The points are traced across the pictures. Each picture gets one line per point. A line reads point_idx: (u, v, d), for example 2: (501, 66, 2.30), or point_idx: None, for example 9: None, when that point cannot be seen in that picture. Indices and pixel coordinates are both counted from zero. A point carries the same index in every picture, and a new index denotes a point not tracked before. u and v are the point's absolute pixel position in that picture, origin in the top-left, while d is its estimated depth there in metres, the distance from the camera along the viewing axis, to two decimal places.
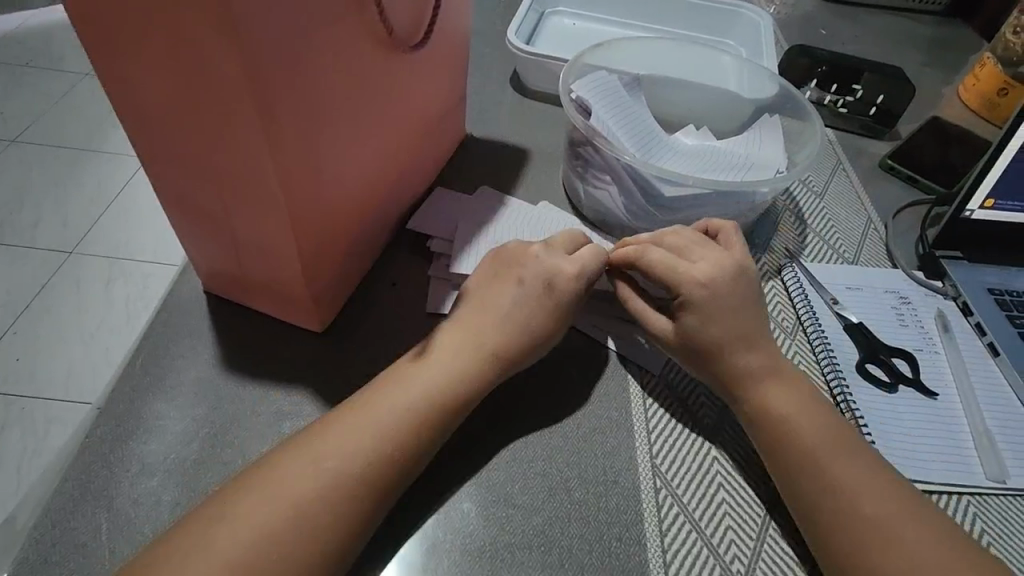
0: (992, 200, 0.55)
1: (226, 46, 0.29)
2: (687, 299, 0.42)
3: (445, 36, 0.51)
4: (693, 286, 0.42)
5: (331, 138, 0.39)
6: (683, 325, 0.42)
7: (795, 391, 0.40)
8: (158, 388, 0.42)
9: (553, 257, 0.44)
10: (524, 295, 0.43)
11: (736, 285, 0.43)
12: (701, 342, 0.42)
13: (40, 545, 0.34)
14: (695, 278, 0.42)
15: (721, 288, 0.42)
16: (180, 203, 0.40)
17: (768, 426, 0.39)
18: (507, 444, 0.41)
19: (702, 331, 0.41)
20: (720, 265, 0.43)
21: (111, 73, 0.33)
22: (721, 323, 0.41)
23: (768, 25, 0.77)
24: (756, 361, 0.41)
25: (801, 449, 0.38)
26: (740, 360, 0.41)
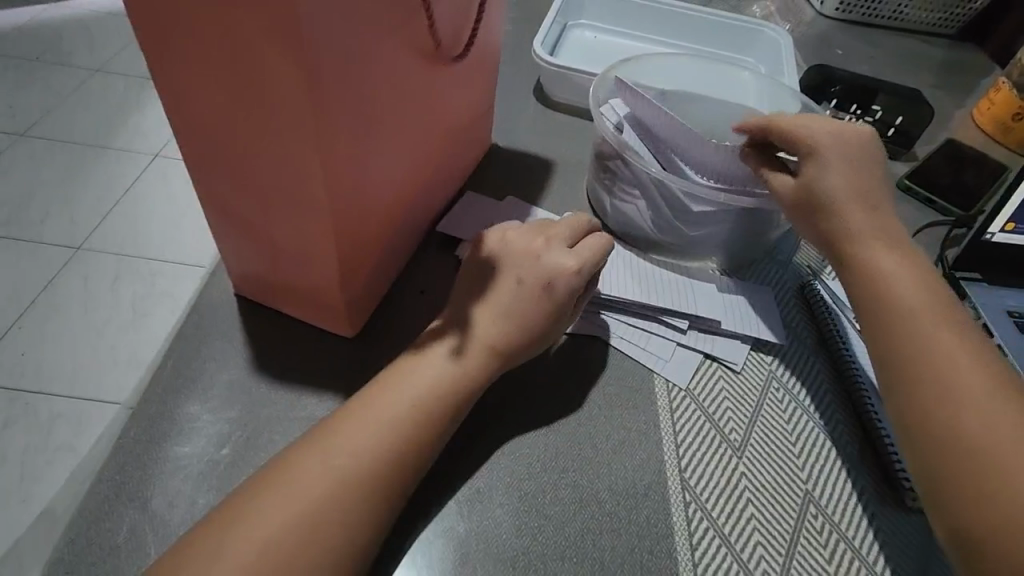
0: (1012, 223, 0.56)
1: (287, 53, 0.29)
2: (813, 147, 0.47)
3: (479, 48, 0.52)
4: (824, 152, 0.47)
5: (374, 144, 0.39)
6: (809, 177, 0.47)
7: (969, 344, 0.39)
8: (190, 389, 0.42)
9: (555, 254, 0.44)
10: (524, 293, 0.43)
11: (867, 170, 0.48)
12: (827, 186, 0.47)
13: (76, 545, 0.34)
14: (828, 131, 0.48)
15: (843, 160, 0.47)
16: (221, 205, 0.41)
17: (911, 363, 0.39)
18: (538, 454, 0.41)
19: (822, 176, 0.47)
20: (841, 143, 0.48)
21: (163, 72, 0.34)
22: (839, 173, 0.47)
23: (788, 44, 0.78)
24: (862, 223, 0.46)
25: (940, 381, 0.37)
26: (854, 224, 0.46)
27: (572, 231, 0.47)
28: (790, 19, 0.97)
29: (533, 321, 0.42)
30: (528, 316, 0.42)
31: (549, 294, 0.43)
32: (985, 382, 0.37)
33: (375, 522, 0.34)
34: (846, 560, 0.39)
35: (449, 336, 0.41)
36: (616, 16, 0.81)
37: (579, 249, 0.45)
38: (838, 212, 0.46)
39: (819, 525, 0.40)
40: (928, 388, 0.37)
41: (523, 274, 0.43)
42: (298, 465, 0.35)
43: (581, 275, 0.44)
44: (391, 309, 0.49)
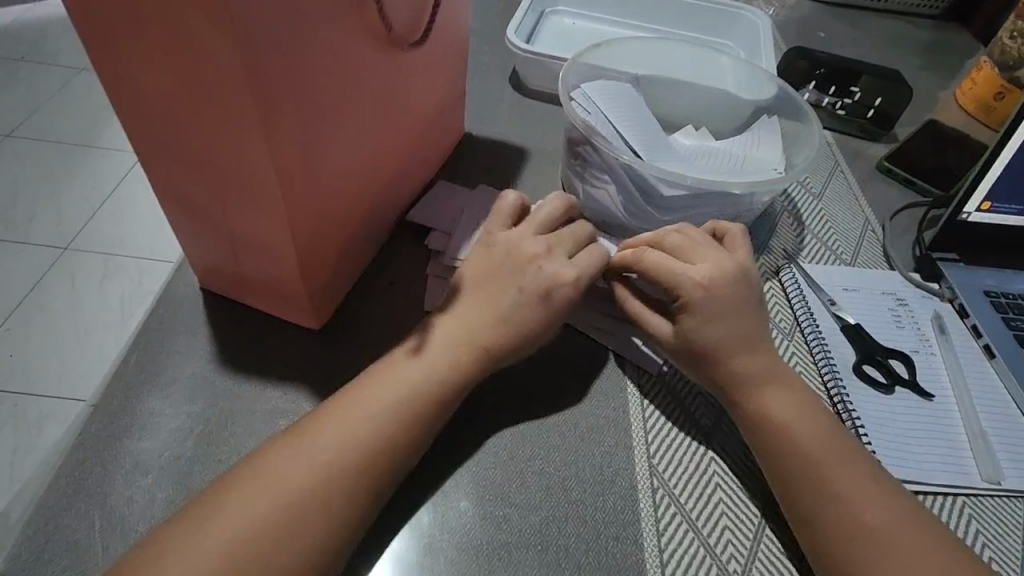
0: (989, 203, 0.55)
1: (228, 47, 0.29)
2: (688, 302, 0.41)
3: (444, 34, 0.51)
4: (694, 286, 0.41)
5: (329, 136, 0.39)
6: (686, 327, 0.41)
7: (794, 399, 0.40)
8: (153, 384, 0.41)
9: (556, 264, 0.43)
10: (520, 302, 0.41)
11: (738, 288, 0.42)
12: (705, 342, 0.41)
13: (34, 542, 0.34)
14: (698, 281, 0.41)
15: (718, 291, 0.41)
16: (178, 201, 0.40)
17: (760, 431, 0.39)
18: (506, 443, 0.41)
19: (703, 332, 0.41)
20: (720, 266, 0.42)
21: (107, 65, 0.33)
22: (722, 322, 0.41)
23: (767, 27, 0.77)
24: (751, 366, 0.41)
25: (786, 437, 0.38)
26: (736, 365, 0.41)
27: (573, 239, 0.45)
28: (773, 1, 0.96)
29: (529, 328, 0.41)
30: (523, 325, 0.41)
31: (549, 301, 0.42)
32: (814, 434, 0.38)
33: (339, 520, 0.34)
34: None
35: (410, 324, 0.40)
36: (594, 1, 0.80)
37: (579, 260, 0.43)
38: (727, 371, 0.41)
39: None
40: (774, 449, 0.38)
41: (524, 278, 0.42)
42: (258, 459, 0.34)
43: (578, 287, 0.42)
44: (359, 301, 0.48)
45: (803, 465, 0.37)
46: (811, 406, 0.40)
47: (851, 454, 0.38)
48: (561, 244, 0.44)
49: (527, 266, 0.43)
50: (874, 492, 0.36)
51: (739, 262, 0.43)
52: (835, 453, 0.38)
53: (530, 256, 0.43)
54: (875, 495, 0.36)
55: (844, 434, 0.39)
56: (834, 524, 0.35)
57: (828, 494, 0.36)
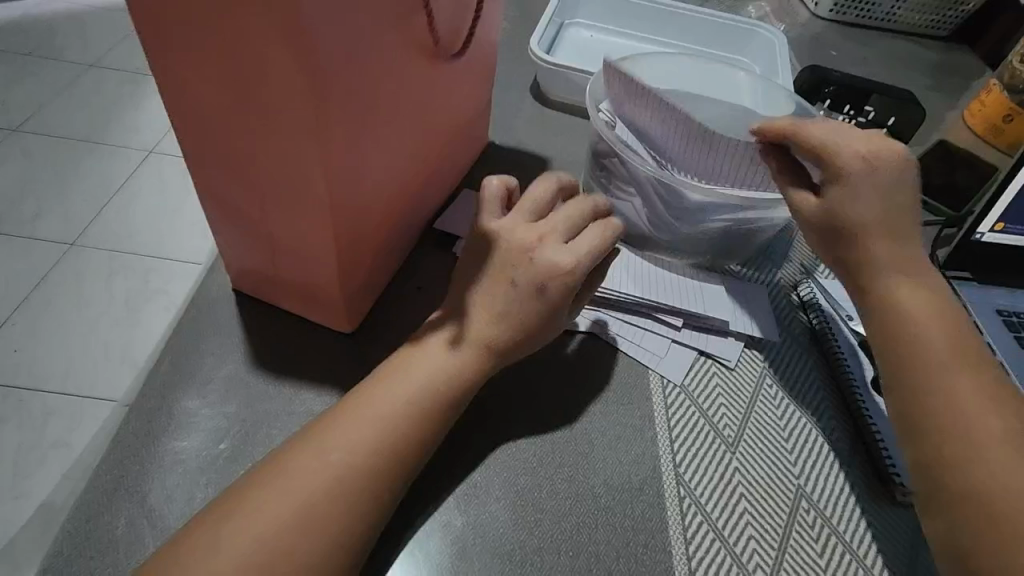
0: (1001, 223, 0.56)
1: (293, 55, 0.30)
2: (836, 172, 0.44)
3: (477, 47, 0.52)
4: (852, 162, 0.44)
5: (373, 144, 0.39)
6: (828, 197, 0.45)
7: (924, 289, 0.42)
8: (189, 384, 0.42)
9: (550, 252, 0.41)
10: (517, 295, 0.40)
11: (897, 192, 0.44)
12: (847, 216, 0.44)
13: (74, 538, 0.34)
14: (858, 150, 0.44)
15: (884, 187, 0.44)
16: (221, 201, 0.41)
17: (893, 327, 0.41)
18: (535, 449, 0.42)
19: (855, 202, 0.44)
20: (886, 162, 0.44)
21: (164, 65, 0.34)
22: (875, 195, 0.44)
23: (782, 44, 0.78)
24: (909, 298, 0.42)
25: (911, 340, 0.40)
26: (875, 247, 0.44)
27: (563, 224, 0.43)
28: (785, 20, 0.98)
29: (530, 321, 0.41)
30: (525, 319, 0.41)
31: (543, 293, 0.40)
32: (947, 337, 0.40)
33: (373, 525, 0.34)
34: (837, 555, 0.39)
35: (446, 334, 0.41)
36: (613, 16, 0.82)
37: (575, 245, 0.42)
38: (863, 247, 0.44)
39: (812, 520, 0.41)
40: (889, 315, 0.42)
41: (516, 272, 0.41)
42: (305, 462, 0.35)
43: (577, 274, 0.41)
44: (389, 306, 0.49)
45: (920, 362, 0.39)
46: (956, 323, 0.41)
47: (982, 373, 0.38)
48: (553, 229, 0.43)
49: (521, 256, 0.41)
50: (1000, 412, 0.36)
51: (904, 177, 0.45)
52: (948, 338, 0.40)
53: (523, 248, 0.42)
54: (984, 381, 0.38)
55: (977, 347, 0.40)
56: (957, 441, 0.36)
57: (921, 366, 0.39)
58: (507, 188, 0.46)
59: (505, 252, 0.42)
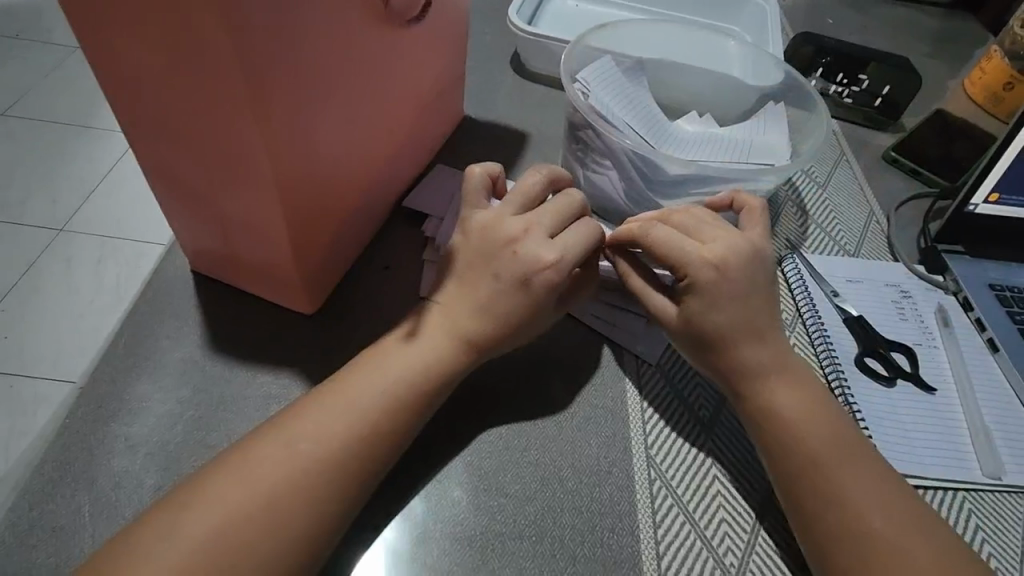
0: (996, 194, 0.54)
1: (217, 21, 0.28)
2: (692, 285, 0.39)
3: (443, 14, 0.50)
4: (703, 268, 0.39)
5: (322, 117, 0.37)
6: (687, 307, 0.40)
7: (801, 390, 0.39)
8: (142, 368, 0.41)
9: (534, 245, 0.40)
10: (501, 289, 0.39)
11: (751, 269, 0.40)
12: (709, 326, 0.39)
13: (18, 527, 0.34)
14: (707, 258, 0.39)
15: (731, 269, 0.39)
16: (167, 178, 0.39)
17: (767, 424, 0.38)
18: (501, 432, 0.40)
19: (711, 318, 0.39)
20: (732, 242, 0.40)
21: (89, 33, 0.31)
22: (728, 309, 0.39)
23: (774, 12, 0.75)
24: (783, 401, 0.38)
25: (798, 450, 0.37)
26: (744, 352, 0.39)
27: (555, 215, 0.41)
28: None
29: (513, 314, 0.39)
30: (507, 310, 0.39)
31: (527, 287, 0.39)
32: (828, 440, 0.37)
33: (331, 519, 0.33)
34: None
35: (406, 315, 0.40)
36: None
37: (561, 239, 0.40)
38: (730, 357, 0.39)
39: None
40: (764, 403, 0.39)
41: (500, 264, 0.39)
42: (254, 449, 0.33)
43: (561, 268, 0.39)
44: (354, 287, 0.47)
45: (810, 462, 0.36)
46: (817, 402, 0.39)
47: (854, 452, 0.37)
48: (540, 219, 0.41)
49: (503, 249, 0.40)
50: (883, 494, 0.35)
51: (755, 241, 0.41)
52: (818, 431, 0.37)
53: (508, 239, 0.40)
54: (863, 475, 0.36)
55: (856, 437, 0.38)
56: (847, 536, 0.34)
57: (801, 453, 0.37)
58: (491, 175, 0.44)
59: (489, 244, 0.40)
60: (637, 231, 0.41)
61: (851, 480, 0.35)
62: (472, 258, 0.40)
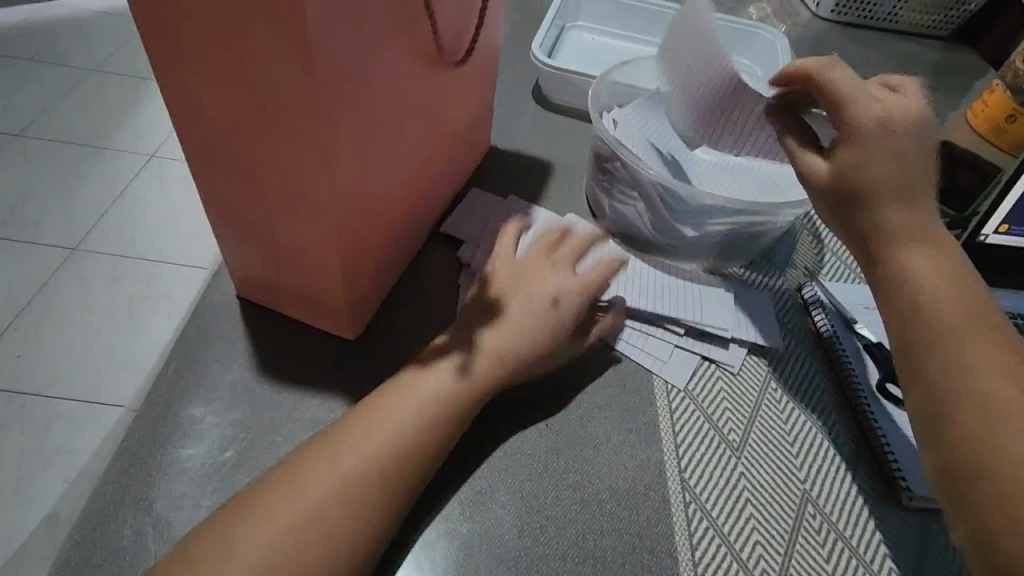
0: (1006, 226, 0.56)
1: (298, 71, 0.31)
2: (854, 190, 0.38)
3: (479, 53, 0.52)
4: (869, 104, 0.38)
5: (376, 152, 0.40)
6: (840, 160, 0.38)
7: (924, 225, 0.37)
8: (193, 391, 0.42)
9: (561, 277, 0.47)
10: (535, 306, 0.44)
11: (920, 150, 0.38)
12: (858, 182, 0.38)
13: (81, 546, 0.35)
14: (880, 111, 0.38)
15: (901, 118, 0.38)
16: (226, 209, 0.41)
17: (903, 284, 0.36)
18: (540, 454, 0.42)
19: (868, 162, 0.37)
20: (905, 105, 0.39)
21: (171, 77, 0.34)
22: (885, 151, 0.37)
23: (784, 47, 0.78)
24: (924, 268, 0.36)
25: (940, 321, 0.34)
26: (888, 212, 0.37)
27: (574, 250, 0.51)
28: (787, 21, 0.98)
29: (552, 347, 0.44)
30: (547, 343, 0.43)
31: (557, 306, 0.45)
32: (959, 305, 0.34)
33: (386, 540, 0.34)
34: (843, 559, 0.39)
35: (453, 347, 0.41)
36: (615, 18, 0.82)
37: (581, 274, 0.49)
38: (870, 209, 0.37)
39: (817, 524, 0.40)
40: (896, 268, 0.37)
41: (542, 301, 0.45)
42: (312, 470, 0.35)
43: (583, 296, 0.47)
44: (393, 313, 0.49)
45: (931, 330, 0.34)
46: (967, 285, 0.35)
47: (978, 322, 0.33)
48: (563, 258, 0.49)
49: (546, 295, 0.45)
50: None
51: (919, 108, 0.39)
52: (925, 258, 0.36)
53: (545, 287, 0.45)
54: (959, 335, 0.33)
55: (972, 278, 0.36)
56: (984, 456, 0.29)
57: (918, 300, 0.35)
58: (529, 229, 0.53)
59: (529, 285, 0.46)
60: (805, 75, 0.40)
61: (965, 352, 0.32)
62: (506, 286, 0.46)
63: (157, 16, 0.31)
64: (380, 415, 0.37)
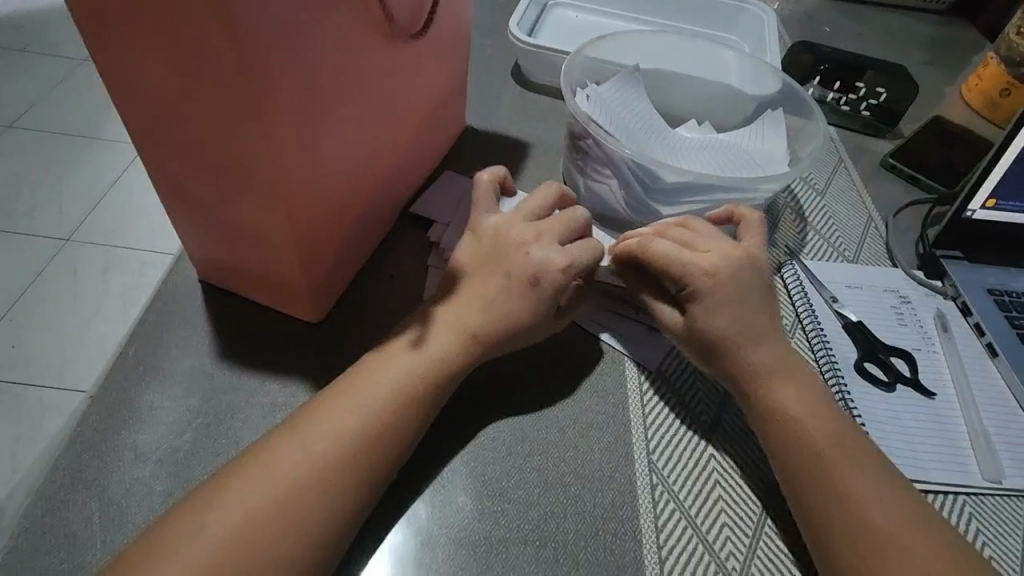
0: (993, 200, 0.55)
1: (232, 46, 0.29)
2: (695, 292, 0.41)
3: (446, 28, 0.51)
4: (701, 276, 0.41)
5: (330, 133, 0.39)
6: (692, 316, 0.42)
7: (804, 390, 0.40)
8: (152, 376, 0.41)
9: (544, 249, 0.42)
10: (511, 286, 0.41)
11: (745, 274, 0.42)
12: (710, 334, 0.41)
13: (31, 533, 0.34)
14: (706, 268, 0.41)
15: (726, 279, 0.41)
16: (178, 192, 0.40)
17: (777, 428, 0.39)
18: (504, 437, 0.41)
19: (713, 321, 0.41)
20: (725, 254, 0.42)
21: (106, 55, 0.33)
22: (727, 311, 0.41)
23: (772, 21, 0.76)
24: (763, 360, 0.41)
25: (811, 463, 0.37)
26: (748, 355, 0.41)
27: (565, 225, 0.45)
28: None
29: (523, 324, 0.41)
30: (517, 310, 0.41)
31: (537, 286, 0.41)
32: (804, 400, 0.39)
33: (337, 524, 0.33)
34: None
35: (413, 333, 0.40)
36: None
37: (570, 246, 0.43)
38: (737, 361, 0.41)
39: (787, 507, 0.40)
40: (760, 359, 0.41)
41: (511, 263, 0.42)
42: (261, 453, 0.34)
43: (570, 273, 0.42)
44: (359, 296, 0.48)
45: (820, 456, 0.37)
46: (824, 406, 0.39)
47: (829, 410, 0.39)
48: (550, 228, 0.44)
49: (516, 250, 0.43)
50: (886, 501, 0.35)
51: (749, 252, 0.44)
52: (768, 340, 0.41)
53: (520, 241, 0.43)
54: (818, 418, 0.39)
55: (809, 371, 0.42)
56: (856, 535, 0.34)
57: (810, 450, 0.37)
58: (498, 180, 0.49)
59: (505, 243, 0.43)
60: (638, 247, 0.43)
61: (814, 439, 0.38)
62: (484, 261, 0.43)
63: (93, 3, 0.30)
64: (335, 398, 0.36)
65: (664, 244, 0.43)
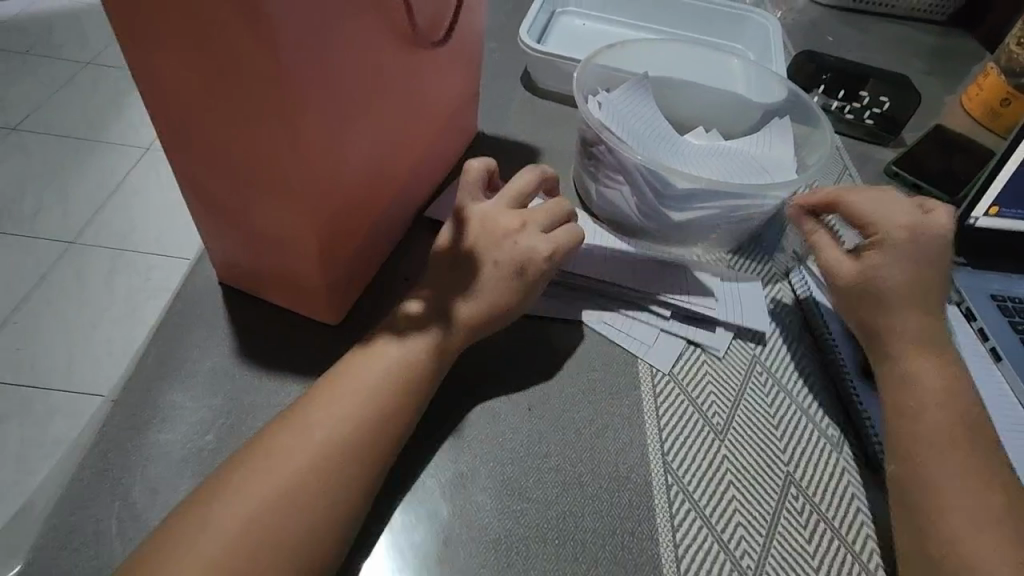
0: (996, 208, 0.56)
1: (266, 51, 0.30)
2: (883, 241, 0.46)
3: (461, 36, 0.52)
4: (897, 230, 0.46)
5: (353, 135, 0.39)
6: (867, 262, 0.46)
7: (944, 368, 0.43)
8: (174, 376, 0.42)
9: (529, 237, 0.44)
10: (499, 274, 0.43)
11: (942, 248, 0.46)
12: (873, 287, 0.45)
13: (60, 530, 0.35)
14: (904, 227, 0.46)
15: (923, 243, 0.46)
16: (203, 194, 0.41)
17: (898, 409, 0.42)
18: (522, 438, 0.42)
19: (885, 271, 0.45)
20: (929, 227, 0.46)
21: (139, 58, 0.33)
22: (903, 267, 0.45)
23: (776, 30, 0.77)
24: (910, 326, 0.44)
25: (921, 436, 0.40)
26: (904, 317, 0.44)
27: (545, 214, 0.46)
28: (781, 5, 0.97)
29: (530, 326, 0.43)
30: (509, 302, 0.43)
31: (524, 272, 0.43)
32: (944, 381, 0.43)
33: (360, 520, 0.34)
34: (824, 541, 0.39)
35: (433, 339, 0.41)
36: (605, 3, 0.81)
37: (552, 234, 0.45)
38: (886, 317, 0.45)
39: (799, 507, 0.40)
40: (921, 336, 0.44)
41: (495, 254, 0.43)
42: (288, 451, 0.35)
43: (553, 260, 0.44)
44: (376, 299, 0.48)
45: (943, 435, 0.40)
46: (958, 386, 0.43)
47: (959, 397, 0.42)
48: (533, 217, 0.45)
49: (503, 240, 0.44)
50: (973, 471, 0.39)
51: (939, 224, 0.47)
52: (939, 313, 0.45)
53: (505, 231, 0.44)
54: (941, 402, 0.41)
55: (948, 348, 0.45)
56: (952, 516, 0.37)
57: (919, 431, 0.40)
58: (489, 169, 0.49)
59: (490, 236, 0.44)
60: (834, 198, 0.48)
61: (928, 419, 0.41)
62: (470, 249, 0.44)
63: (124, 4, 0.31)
64: (359, 399, 0.37)
65: (861, 200, 0.48)
